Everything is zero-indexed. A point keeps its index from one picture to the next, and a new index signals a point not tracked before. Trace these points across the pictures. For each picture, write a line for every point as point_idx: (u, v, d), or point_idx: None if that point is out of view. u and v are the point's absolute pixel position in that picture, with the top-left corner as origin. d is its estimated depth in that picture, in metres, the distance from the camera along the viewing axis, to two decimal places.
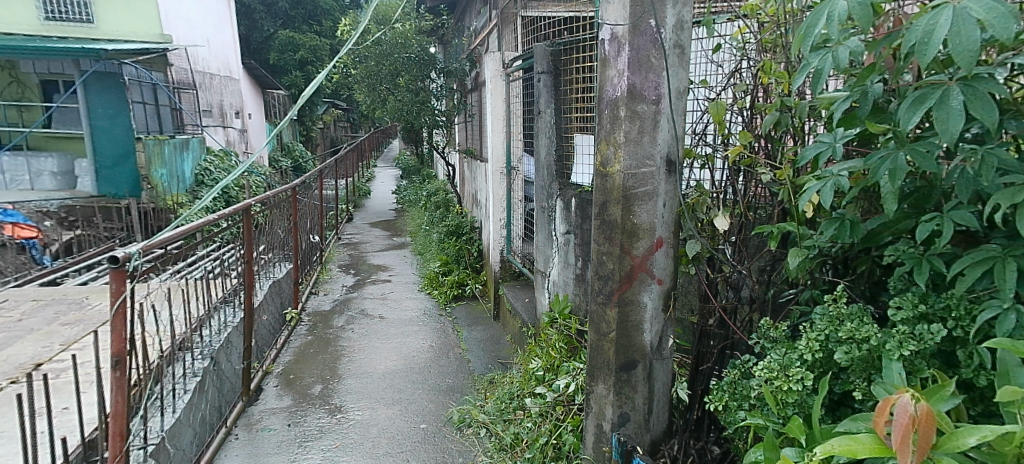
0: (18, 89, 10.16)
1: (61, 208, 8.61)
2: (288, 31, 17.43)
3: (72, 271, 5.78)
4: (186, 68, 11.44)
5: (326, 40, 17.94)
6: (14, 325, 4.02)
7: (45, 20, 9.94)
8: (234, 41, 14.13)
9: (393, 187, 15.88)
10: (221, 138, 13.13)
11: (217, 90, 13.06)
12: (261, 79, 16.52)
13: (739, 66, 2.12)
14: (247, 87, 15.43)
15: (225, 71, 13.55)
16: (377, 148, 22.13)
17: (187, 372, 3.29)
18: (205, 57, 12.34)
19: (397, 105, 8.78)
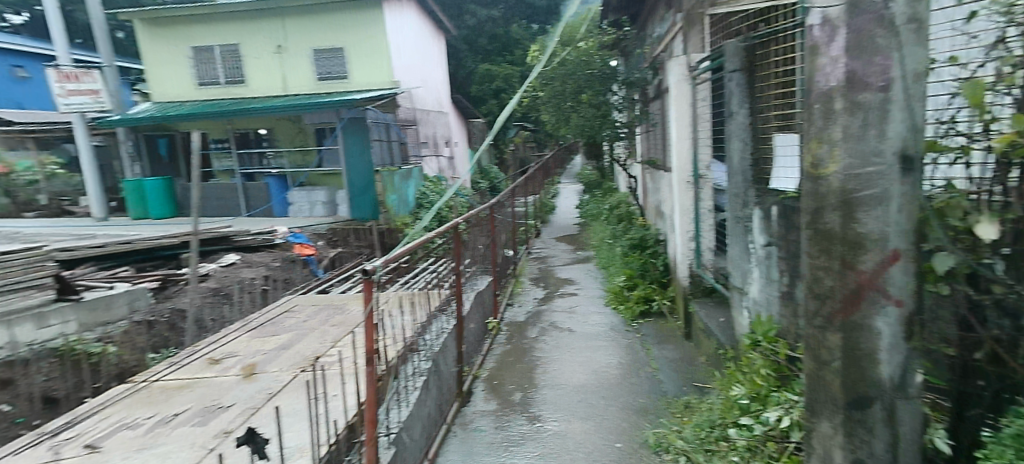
0: (301, 137, 12.16)
1: (328, 230, 10.29)
2: (486, 64, 18.93)
3: (336, 282, 6.87)
4: (410, 107, 12.78)
5: (513, 67, 19.04)
6: (302, 324, 4.95)
7: (319, 81, 12.22)
8: (443, 78, 15.82)
9: (575, 202, 16.12)
10: (434, 167, 14.55)
11: (432, 123, 14.62)
12: (461, 109, 18.17)
13: (1006, 33, 1.73)
14: (454, 119, 17.17)
15: (438, 106, 15.16)
16: (558, 165, 22.73)
17: (415, 371, 3.61)
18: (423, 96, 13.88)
19: (580, 121, 9.07)
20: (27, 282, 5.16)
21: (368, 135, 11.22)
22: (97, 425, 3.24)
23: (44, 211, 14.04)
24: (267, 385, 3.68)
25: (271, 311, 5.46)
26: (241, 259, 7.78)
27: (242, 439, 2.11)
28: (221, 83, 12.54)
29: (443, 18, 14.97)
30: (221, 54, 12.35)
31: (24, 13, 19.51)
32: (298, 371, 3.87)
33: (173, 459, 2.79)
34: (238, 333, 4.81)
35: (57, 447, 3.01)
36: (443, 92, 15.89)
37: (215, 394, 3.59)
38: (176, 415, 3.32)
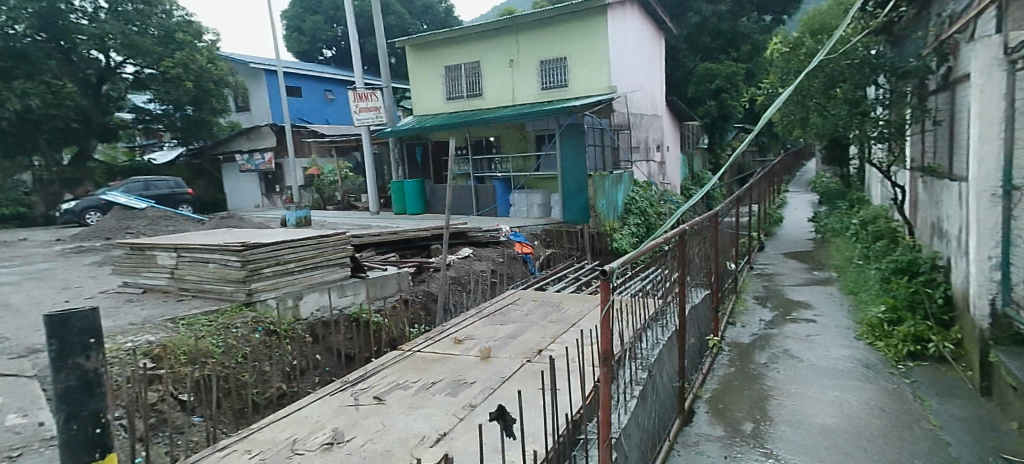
0: (524, 143, 13.19)
1: (542, 232, 10.27)
2: (706, 63, 17.70)
3: (552, 281, 7.14)
4: (624, 111, 12.79)
5: (742, 65, 17.56)
6: (525, 317, 5.30)
7: (542, 90, 12.81)
8: (660, 80, 15.36)
9: (810, 214, 14.20)
10: (644, 172, 14.23)
11: (645, 127, 14.29)
12: (675, 111, 17.28)
13: None
14: (668, 122, 16.51)
15: (651, 109, 14.75)
16: (786, 171, 20.33)
17: (631, 380, 3.43)
18: (638, 99, 13.69)
19: (829, 120, 7.93)
20: (334, 259, 6.59)
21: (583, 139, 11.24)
22: (381, 380, 3.94)
23: (339, 205, 17.10)
24: (500, 369, 4.01)
25: (497, 301, 5.93)
26: (473, 252, 8.49)
27: (494, 414, 2.31)
28: (464, 97, 14.02)
29: (666, 19, 14.59)
30: (465, 71, 13.84)
31: (332, 48, 24.91)
32: (526, 360, 4.15)
33: (434, 422, 3.23)
34: (473, 319, 5.35)
35: (354, 395, 3.71)
36: (659, 96, 15.45)
37: (461, 370, 4.04)
38: (433, 383, 3.83)
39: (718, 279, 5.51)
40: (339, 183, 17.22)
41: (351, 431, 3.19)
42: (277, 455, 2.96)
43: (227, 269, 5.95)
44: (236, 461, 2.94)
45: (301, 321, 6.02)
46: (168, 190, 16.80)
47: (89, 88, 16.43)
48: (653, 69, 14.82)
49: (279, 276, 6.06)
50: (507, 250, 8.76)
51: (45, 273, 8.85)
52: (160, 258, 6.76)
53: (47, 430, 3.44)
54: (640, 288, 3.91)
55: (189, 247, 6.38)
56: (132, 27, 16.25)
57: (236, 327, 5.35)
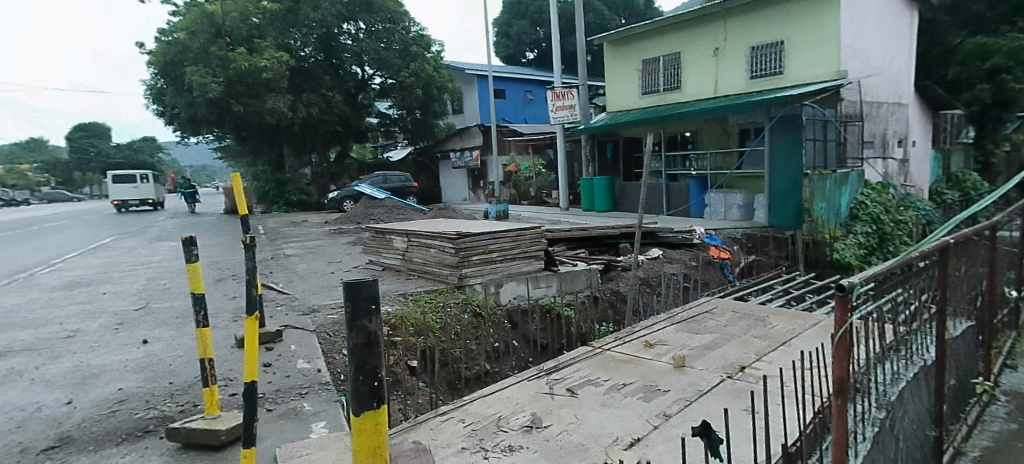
0: (724, 139, 12.14)
1: (744, 236, 9.26)
2: (976, 38, 14.42)
3: (754, 291, 6.49)
4: (857, 100, 11.11)
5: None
6: (724, 328, 4.92)
7: (750, 79, 11.71)
8: (909, 61, 12.98)
9: None
10: (879, 170, 12.23)
11: (884, 119, 12.23)
12: (928, 99, 14.45)
13: None
14: (915, 111, 13.89)
15: (895, 97, 12.57)
16: None
17: (866, 419, 2.95)
18: (877, 86, 11.78)
19: None
20: (530, 252, 6.89)
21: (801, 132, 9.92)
22: (574, 374, 3.99)
23: (534, 200, 17.76)
24: (696, 381, 3.78)
25: (691, 308, 5.58)
26: (663, 253, 8.04)
27: (697, 431, 2.16)
28: (660, 91, 13.50)
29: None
30: (664, 63, 13.31)
31: (535, 50, 26.01)
32: (725, 376, 3.85)
33: (627, 425, 3.18)
34: (664, 323, 5.14)
35: (549, 384, 3.83)
36: (907, 80, 13.07)
37: (654, 376, 3.90)
38: (624, 384, 3.76)
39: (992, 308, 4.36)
40: (533, 179, 17.85)
41: (548, 418, 3.31)
42: (485, 429, 3.21)
43: (444, 255, 6.65)
44: (452, 427, 3.26)
45: (500, 307, 6.43)
46: (400, 183, 19.35)
47: (351, 99, 19.66)
48: (901, 48, 12.57)
49: (484, 264, 6.53)
50: (700, 254, 8.00)
51: (315, 249, 10.86)
52: (394, 242, 7.82)
53: (323, 375, 4.18)
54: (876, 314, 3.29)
55: (417, 233, 7.27)
56: (381, 43, 19.06)
57: (450, 307, 5.96)
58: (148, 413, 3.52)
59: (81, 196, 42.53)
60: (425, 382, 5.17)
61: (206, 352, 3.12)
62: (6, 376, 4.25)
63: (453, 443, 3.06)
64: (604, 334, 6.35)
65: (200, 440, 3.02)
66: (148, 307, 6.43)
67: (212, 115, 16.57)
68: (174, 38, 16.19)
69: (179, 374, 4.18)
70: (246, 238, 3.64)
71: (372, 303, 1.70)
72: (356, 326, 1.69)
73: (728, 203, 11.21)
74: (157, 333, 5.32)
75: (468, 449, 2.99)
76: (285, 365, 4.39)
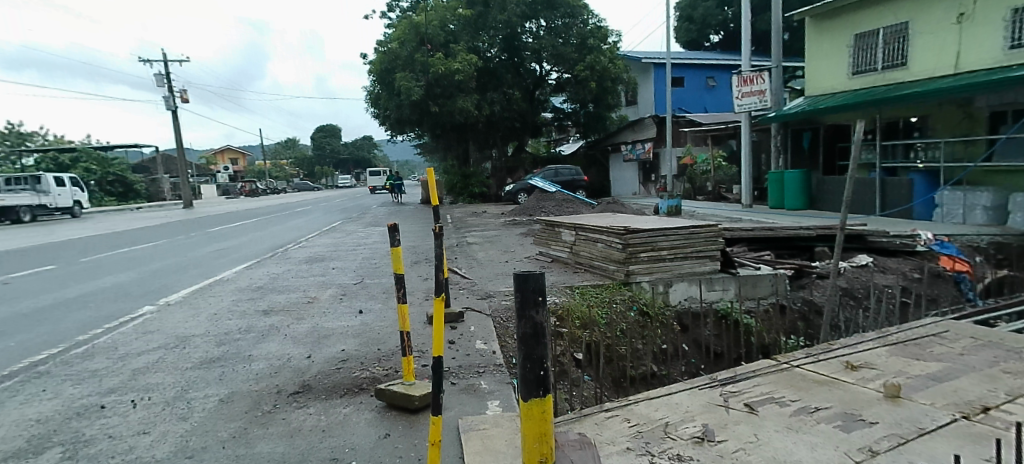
0: (967, 124, 9.90)
1: (992, 245, 7.50)
2: None
3: (1005, 316, 5.16)
4: None
5: None
6: (959, 358, 3.96)
7: (1009, 49, 9.17)
8: None
9: None
10: None
11: None
12: None
13: None
14: None
15: None
16: None
17: None
18: None
19: None
20: (704, 252, 6.33)
21: None
22: (755, 389, 3.52)
23: (710, 195, 16.47)
24: (916, 417, 3.07)
25: (910, 330, 4.61)
26: (873, 261, 6.82)
27: None
28: (877, 70, 11.47)
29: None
30: (884, 36, 11.24)
31: (722, 32, 24.14)
32: (958, 416, 3.07)
33: (821, 455, 2.68)
34: (873, 344, 4.32)
35: (724, 396, 3.43)
36: None
37: (857, 403, 3.27)
38: (817, 408, 3.21)
39: None
40: (712, 174, 16.48)
41: (723, 432, 2.95)
42: (652, 432, 2.97)
43: (611, 250, 6.43)
44: (617, 425, 3.08)
45: (670, 307, 6.04)
46: (570, 177, 19.43)
47: (528, 94, 20.21)
48: None
49: (653, 262, 6.16)
50: (926, 264, 6.66)
51: (495, 238, 11.37)
52: (564, 235, 7.77)
53: (498, 357, 4.27)
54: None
55: (585, 226, 7.13)
56: (560, 39, 19.30)
57: (616, 303, 5.75)
58: (362, 373, 3.89)
59: (316, 188, 50.56)
60: (590, 376, 4.97)
61: (404, 326, 3.25)
62: (269, 330, 5.06)
63: (618, 442, 2.87)
64: (791, 349, 5.59)
65: (399, 401, 3.24)
66: (364, 282, 7.27)
67: (413, 115, 18.30)
68: (388, 49, 18.18)
69: (385, 342, 4.59)
70: (436, 226, 3.77)
71: (540, 296, 1.57)
72: (524, 315, 1.58)
73: (970, 205, 9.11)
74: (369, 305, 5.96)
75: (634, 450, 2.78)
76: (466, 344, 4.58)
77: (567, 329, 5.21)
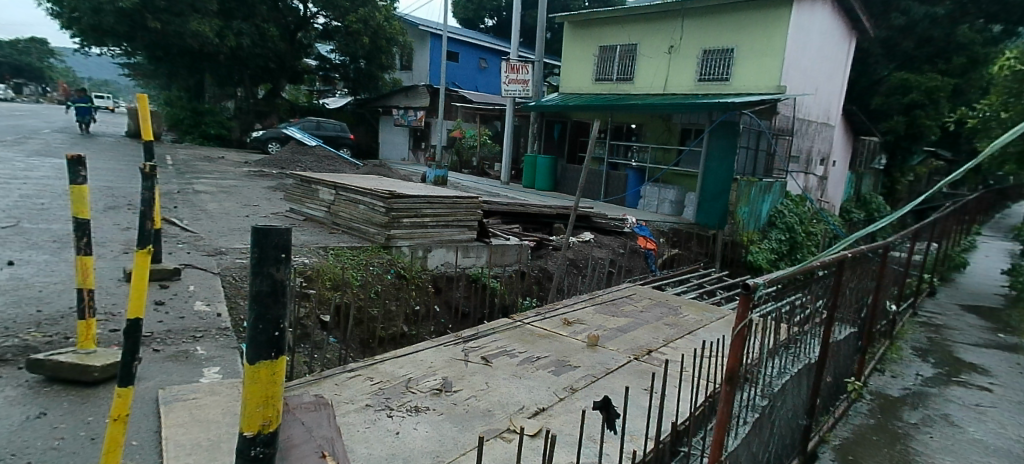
0: (667, 136, 12.50)
1: (671, 230, 9.78)
2: (905, 73, 15.04)
3: (671, 283, 6.83)
4: (790, 116, 11.66)
5: (951, 78, 14.59)
6: (641, 314, 5.18)
7: (699, 81, 11.97)
8: (842, 86, 13.82)
9: (1005, 265, 11.59)
10: (799, 184, 13.02)
11: (811, 137, 13.00)
12: (853, 122, 15.35)
13: None
14: (841, 134, 14.79)
15: (823, 118, 13.44)
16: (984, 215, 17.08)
17: (750, 404, 3.01)
18: (809, 104, 12.43)
19: None
20: (465, 221, 6.89)
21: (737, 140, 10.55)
22: (491, 344, 4.07)
23: (474, 170, 17.67)
24: (606, 360, 3.94)
25: (613, 292, 5.85)
26: (594, 238, 8.30)
27: (598, 404, 2.00)
28: (611, 80, 13.65)
29: (861, 17, 12.83)
30: (619, 52, 13.41)
31: (495, 17, 25.64)
32: (633, 357, 4.02)
33: (534, 395, 3.27)
34: (585, 304, 5.35)
35: (465, 351, 3.89)
36: (836, 103, 13.89)
37: (568, 352, 4.04)
38: (538, 357, 3.88)
39: (873, 321, 4.69)
40: (478, 149, 17.66)
41: (459, 383, 3.35)
42: (393, 388, 3.20)
43: (373, 213, 6.50)
44: (359, 383, 3.23)
45: (427, 271, 6.44)
46: (333, 133, 18.59)
47: (288, 34, 18.52)
48: (836, 71, 13.34)
49: (415, 227, 6.46)
50: (629, 242, 8.39)
51: (231, 189, 10.30)
52: (321, 193, 7.57)
53: (223, 321, 4.00)
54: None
55: (346, 188, 7.05)
56: None
57: (373, 266, 5.85)
58: (5, 340, 3.27)
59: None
60: (336, 337, 5.01)
61: (86, 282, 2.71)
62: None
63: (358, 400, 3.02)
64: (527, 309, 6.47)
65: (68, 374, 2.79)
66: (20, 226, 5.94)
67: (121, 26, 15.27)
68: None
69: (50, 301, 3.92)
70: (146, 164, 3.30)
71: (285, 253, 1.19)
72: (261, 272, 1.19)
73: (661, 198, 11.69)
74: (26, 256, 4.94)
75: (373, 406, 2.96)
76: (180, 305, 4.16)
77: (315, 290, 5.16)
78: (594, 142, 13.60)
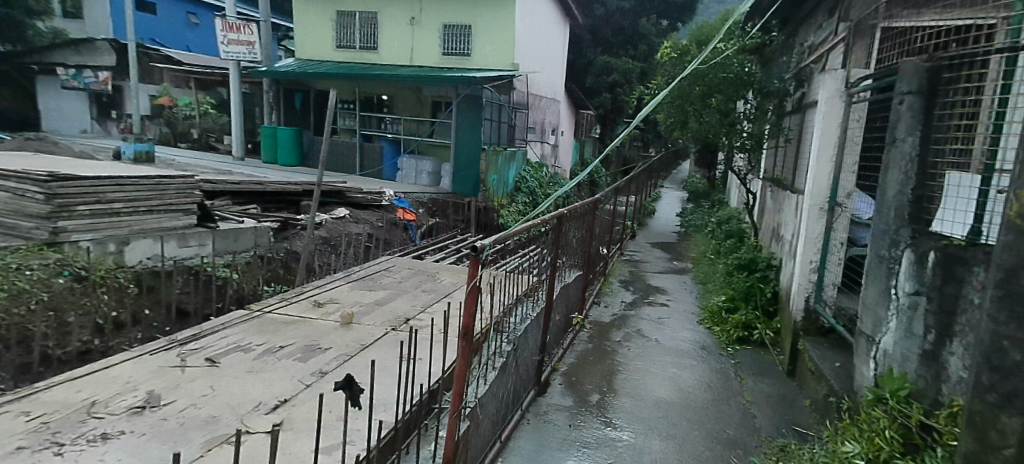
0: (419, 108, 12.60)
1: (429, 200, 10.00)
2: (607, 56, 17.79)
3: (430, 251, 7.02)
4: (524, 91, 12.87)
5: (639, 62, 17.75)
6: (397, 284, 5.19)
7: (443, 55, 12.30)
8: (562, 65, 15.68)
9: (678, 209, 14.84)
10: (537, 152, 14.51)
11: (542, 110, 14.55)
12: (573, 97, 17.61)
13: None
14: (565, 107, 16.83)
15: (551, 94, 15.12)
16: (666, 170, 21.50)
17: (494, 352, 3.32)
18: (538, 81, 13.84)
19: (701, 128, 7.90)
20: (177, 205, 5.86)
21: (482, 113, 11.16)
22: (217, 343, 3.58)
23: (194, 144, 15.37)
24: (361, 336, 3.82)
25: (369, 266, 5.73)
26: (349, 213, 8.03)
27: (339, 384, 1.94)
28: (355, 48, 13.04)
29: (572, 6, 14.67)
30: (359, 19, 12.87)
31: None
32: (390, 329, 3.99)
33: (276, 388, 3.01)
34: (340, 282, 5.11)
35: (181, 355, 3.36)
36: (559, 81, 15.74)
37: (318, 335, 3.81)
38: (282, 347, 3.57)
39: (590, 262, 5.50)
40: (199, 119, 15.43)
41: (170, 394, 2.88)
42: (67, 419, 2.60)
43: (24, 201, 5.00)
44: (6, 423, 2.54)
45: (126, 269, 5.20)
46: None
47: None
48: (557, 51, 15.06)
49: (99, 216, 5.19)
50: (387, 216, 8.31)
51: None
52: None
53: None
54: (519, 265, 3.86)
55: None
56: None
57: (31, 269, 4.53)
58: None
59: None
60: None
61: None
62: None
63: (5, 445, 2.38)
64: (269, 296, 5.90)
65: None
66: None
67: None
68: None
69: None
70: None
71: None
72: None
73: (419, 170, 11.87)
74: None
75: (28, 448, 2.37)
76: None
77: None
78: (342, 113, 13.00)
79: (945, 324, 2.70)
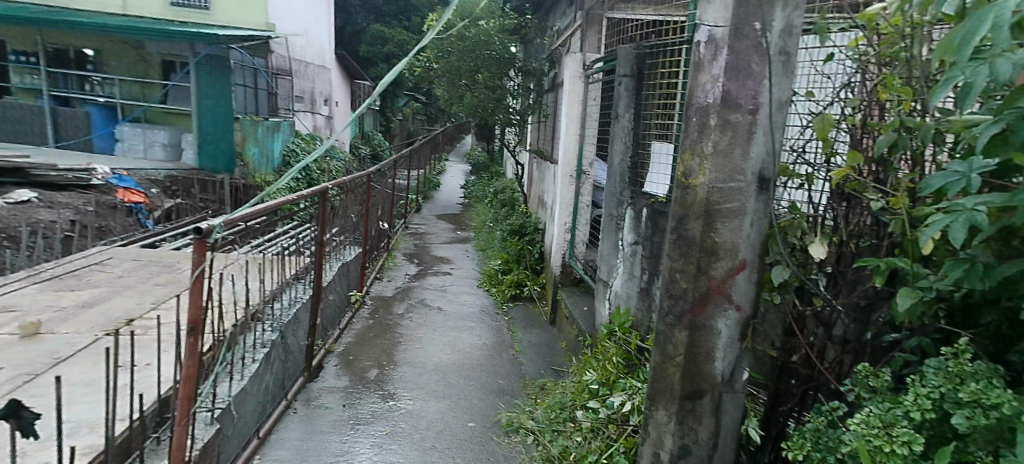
0: (143, 68, 10.49)
1: (167, 178, 8.54)
2: (379, 26, 17.24)
3: (169, 237, 6.03)
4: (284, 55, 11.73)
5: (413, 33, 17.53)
6: (115, 280, 4.33)
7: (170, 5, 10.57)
8: (330, 31, 14.70)
9: (461, 181, 15.23)
10: (308, 124, 13.42)
11: (310, 78, 13.45)
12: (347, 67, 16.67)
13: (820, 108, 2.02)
14: (338, 77, 15.83)
15: (320, 60, 14.03)
16: (449, 144, 21.87)
17: (257, 342, 3.09)
18: (302, 47, 12.74)
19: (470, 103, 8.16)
20: None
21: (230, 77, 9.78)
22: None
23: None
24: (57, 348, 3.11)
25: (75, 262, 4.68)
26: (41, 197, 6.44)
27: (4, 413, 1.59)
28: None
29: None
30: None
31: None
32: (101, 335, 3.32)
33: None
34: (22, 285, 4.07)
35: None
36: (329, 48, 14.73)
37: None
38: None
39: (369, 237, 5.39)
40: None
41: None
42: None
43: None
44: None
45: None
46: None
47: None
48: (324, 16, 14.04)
49: None
50: (101, 198, 6.88)
51: None
52: None
53: None
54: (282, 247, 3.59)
55: None
56: None
57: None
58: None
59: None
60: None
61: None
62: None
63: None
64: None
65: None
66: None
67: None
68: None
69: None
70: None
71: None
72: None
73: (149, 141, 10.04)
74: None
75: None
76: None
77: None
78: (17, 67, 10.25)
79: (652, 264, 3.31)
